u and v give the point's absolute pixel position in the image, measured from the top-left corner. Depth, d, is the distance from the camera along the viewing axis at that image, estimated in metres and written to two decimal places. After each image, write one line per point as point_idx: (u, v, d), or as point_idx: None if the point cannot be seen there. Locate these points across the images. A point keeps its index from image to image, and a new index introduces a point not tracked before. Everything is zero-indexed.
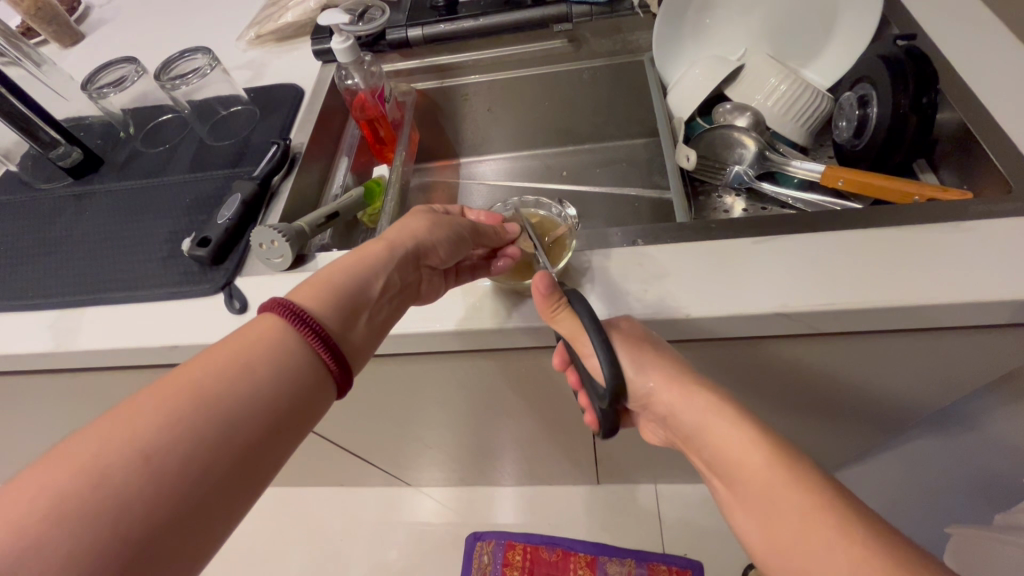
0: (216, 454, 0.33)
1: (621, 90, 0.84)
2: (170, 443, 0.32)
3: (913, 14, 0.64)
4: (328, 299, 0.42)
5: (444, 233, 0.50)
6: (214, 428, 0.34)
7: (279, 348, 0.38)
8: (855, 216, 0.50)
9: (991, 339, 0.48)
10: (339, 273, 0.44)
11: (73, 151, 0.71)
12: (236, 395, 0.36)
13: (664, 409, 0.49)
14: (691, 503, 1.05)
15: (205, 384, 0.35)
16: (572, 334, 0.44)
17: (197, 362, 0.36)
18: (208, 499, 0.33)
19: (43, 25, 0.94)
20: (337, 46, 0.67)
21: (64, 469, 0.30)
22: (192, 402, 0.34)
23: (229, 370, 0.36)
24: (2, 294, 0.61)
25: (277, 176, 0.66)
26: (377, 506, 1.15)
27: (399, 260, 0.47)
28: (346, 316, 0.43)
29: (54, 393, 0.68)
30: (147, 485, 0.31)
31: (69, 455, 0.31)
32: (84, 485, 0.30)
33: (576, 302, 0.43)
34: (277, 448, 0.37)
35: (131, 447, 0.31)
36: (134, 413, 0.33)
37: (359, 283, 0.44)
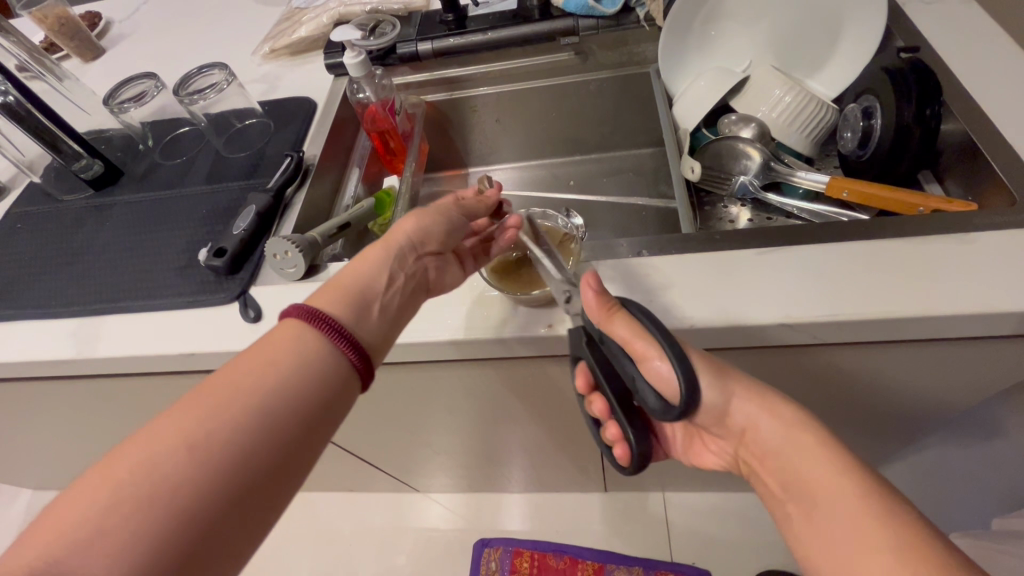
0: (254, 449, 0.36)
1: (627, 102, 0.85)
2: (210, 439, 0.35)
3: (917, 26, 0.65)
4: (341, 299, 0.44)
5: (437, 220, 0.51)
6: (252, 426, 0.36)
7: (307, 348, 0.40)
8: (860, 227, 0.50)
9: (997, 349, 0.48)
10: (347, 270, 0.46)
11: (94, 164, 0.73)
12: (270, 395, 0.38)
13: (743, 421, 0.46)
14: (699, 511, 1.05)
15: (239, 385, 0.37)
16: (625, 339, 0.43)
17: (232, 367, 0.38)
18: (249, 490, 0.35)
19: (65, 41, 0.98)
20: (349, 61, 0.69)
21: (120, 468, 0.33)
22: (229, 404, 0.36)
23: (258, 370, 0.38)
24: (28, 303, 0.63)
25: (291, 187, 0.67)
26: (385, 512, 1.16)
27: (404, 252, 0.49)
28: (359, 310, 0.44)
29: (74, 399, 0.70)
30: (194, 479, 0.33)
31: (124, 459, 0.34)
32: (137, 482, 0.32)
33: (631, 307, 0.44)
34: (310, 440, 0.39)
35: (179, 447, 0.34)
36: (179, 415, 0.35)
37: (366, 278, 0.46)
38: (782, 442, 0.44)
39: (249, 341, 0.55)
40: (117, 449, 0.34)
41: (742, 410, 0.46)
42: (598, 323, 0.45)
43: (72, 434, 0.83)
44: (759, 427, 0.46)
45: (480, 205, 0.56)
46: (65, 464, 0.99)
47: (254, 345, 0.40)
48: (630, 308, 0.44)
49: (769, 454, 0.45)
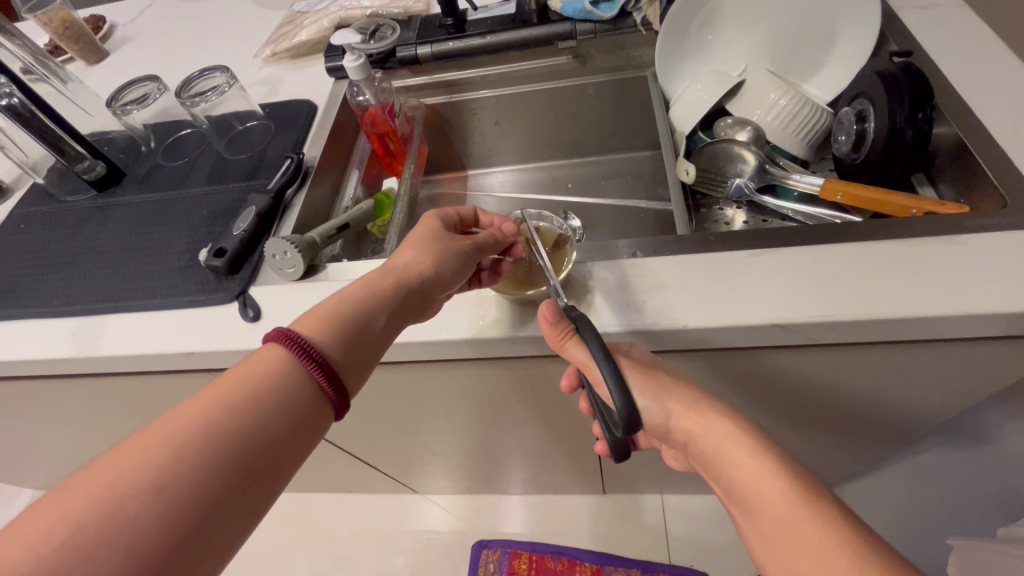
0: (222, 478, 0.34)
1: (625, 105, 0.86)
2: (177, 468, 0.33)
3: (911, 31, 0.66)
4: (331, 327, 0.43)
5: (445, 260, 0.50)
6: (221, 453, 0.35)
7: (283, 374, 0.39)
8: (852, 229, 0.50)
9: (987, 351, 0.49)
10: (346, 302, 0.45)
11: (97, 165, 0.74)
12: (241, 422, 0.36)
13: (681, 435, 0.49)
14: (697, 513, 1.05)
15: (208, 412, 0.36)
16: (583, 363, 0.46)
17: (204, 393, 0.37)
18: (218, 520, 0.33)
19: (69, 44, 0.99)
20: (349, 65, 0.70)
21: (74, 498, 0.31)
22: (198, 431, 0.35)
23: (228, 398, 0.37)
24: (30, 302, 0.64)
25: (291, 189, 0.68)
26: (384, 513, 1.16)
27: (408, 292, 0.48)
28: (349, 344, 0.43)
29: (75, 398, 0.70)
30: (156, 510, 0.31)
31: (80, 487, 0.31)
32: (95, 513, 0.30)
33: (581, 328, 0.44)
34: (284, 470, 0.37)
35: (142, 477, 0.32)
36: (144, 442, 0.34)
37: (366, 316, 0.45)
38: (715, 453, 0.47)
39: (249, 340, 0.56)
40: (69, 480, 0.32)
41: (679, 425, 0.49)
42: (556, 345, 0.47)
43: (73, 433, 0.83)
44: (695, 439, 0.48)
45: (498, 243, 0.54)
46: (66, 463, 1.00)
47: (228, 372, 0.39)
48: (578, 329, 0.45)
49: (712, 463, 0.48)
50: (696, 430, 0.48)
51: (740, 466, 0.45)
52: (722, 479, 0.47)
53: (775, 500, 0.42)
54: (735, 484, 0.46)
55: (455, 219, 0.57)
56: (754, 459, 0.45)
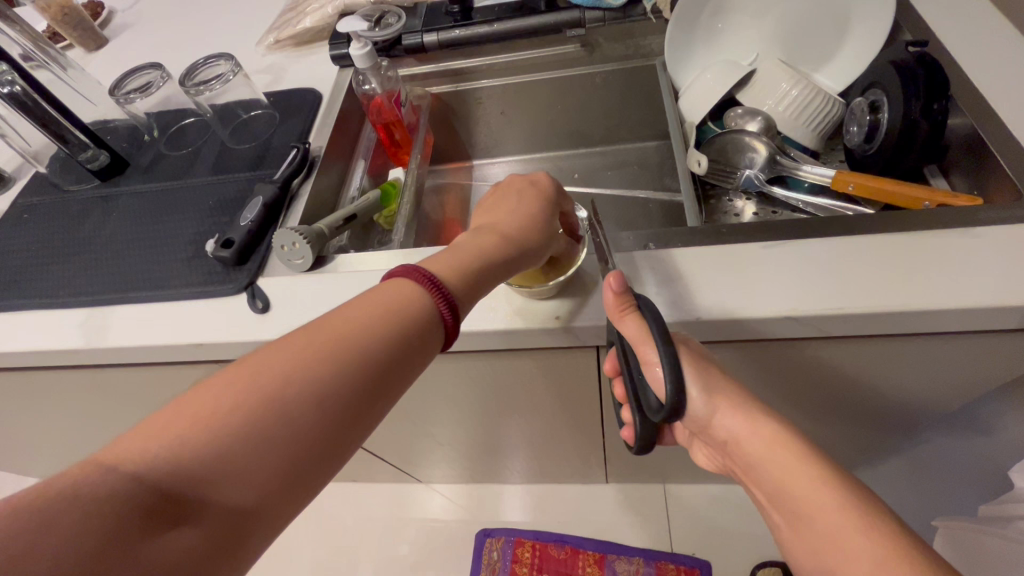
0: (354, 406, 0.34)
1: (633, 94, 0.85)
2: (317, 386, 0.33)
3: (925, 20, 0.65)
4: (451, 261, 0.42)
5: (541, 216, 0.50)
6: (357, 381, 0.35)
7: (414, 307, 0.39)
8: (865, 221, 0.50)
9: (998, 343, 0.49)
10: (465, 247, 0.45)
11: (100, 154, 0.73)
12: (376, 352, 0.36)
13: (723, 435, 0.49)
14: (699, 503, 1.05)
15: (340, 334, 0.35)
16: (637, 340, 0.44)
17: (346, 316, 0.37)
18: (348, 439, 0.34)
19: (68, 30, 0.98)
20: (355, 53, 0.69)
21: (226, 396, 0.31)
22: (340, 356, 0.35)
23: (371, 320, 0.37)
24: (36, 293, 0.63)
25: (297, 179, 0.68)
26: (388, 502, 1.17)
27: (510, 237, 0.47)
28: (468, 282, 0.42)
29: (81, 388, 0.70)
30: (300, 425, 0.32)
31: (235, 381, 0.32)
32: (246, 413, 0.31)
33: (643, 308, 0.44)
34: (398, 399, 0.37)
35: (288, 387, 0.33)
36: (292, 353, 0.34)
37: (490, 258, 0.44)
38: (760, 458, 0.46)
39: (258, 331, 0.56)
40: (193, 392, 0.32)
41: (724, 426, 0.48)
42: (614, 317, 0.47)
43: (80, 423, 0.84)
44: (738, 441, 0.47)
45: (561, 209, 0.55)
46: (71, 452, 1.00)
47: (364, 296, 0.39)
48: (642, 310, 0.44)
49: (751, 467, 0.48)
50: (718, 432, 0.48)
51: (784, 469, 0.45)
52: (764, 483, 0.47)
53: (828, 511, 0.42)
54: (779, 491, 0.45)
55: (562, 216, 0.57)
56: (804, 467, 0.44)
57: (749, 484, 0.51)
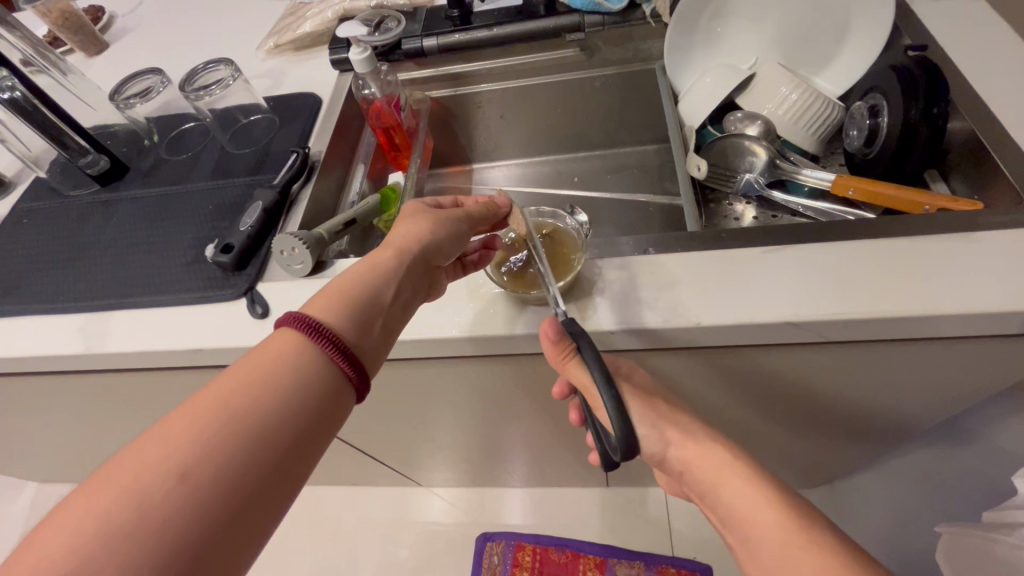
0: (248, 468, 0.34)
1: (633, 98, 0.85)
2: (199, 457, 0.33)
3: (924, 24, 0.65)
4: (343, 307, 0.43)
5: (444, 233, 0.51)
6: (244, 442, 0.35)
7: (298, 360, 0.39)
8: (866, 226, 0.50)
9: (1000, 349, 0.49)
10: (357, 283, 0.45)
11: (101, 159, 0.74)
12: (260, 409, 0.36)
13: (677, 463, 0.51)
14: (700, 507, 1.05)
15: (225, 396, 0.36)
16: (583, 383, 0.46)
17: (220, 383, 0.37)
18: (249, 500, 0.34)
19: (69, 35, 0.98)
20: (355, 57, 0.69)
21: (106, 492, 0.31)
22: (220, 421, 0.35)
23: (244, 384, 0.37)
24: (35, 298, 0.63)
25: (297, 184, 0.68)
26: (388, 506, 1.16)
27: (406, 269, 0.48)
28: (359, 324, 0.43)
29: (80, 394, 0.70)
30: (187, 498, 0.32)
31: (110, 475, 0.32)
32: (129, 503, 0.31)
33: (582, 348, 0.44)
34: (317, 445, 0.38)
35: (173, 466, 0.32)
36: (169, 431, 0.34)
37: (374, 292, 0.45)
38: (710, 480, 0.48)
39: (257, 336, 0.56)
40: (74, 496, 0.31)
41: (675, 453, 0.50)
42: (558, 365, 0.47)
43: (79, 428, 0.84)
44: (690, 467, 0.50)
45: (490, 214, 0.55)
46: (71, 456, 1.00)
47: (243, 360, 0.39)
48: (579, 352, 0.45)
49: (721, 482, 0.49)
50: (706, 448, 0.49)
51: (735, 491, 0.46)
52: (718, 507, 0.48)
53: (770, 527, 0.43)
54: (731, 513, 0.46)
55: (435, 206, 0.55)
56: (748, 486, 0.46)
57: (708, 512, 0.52)
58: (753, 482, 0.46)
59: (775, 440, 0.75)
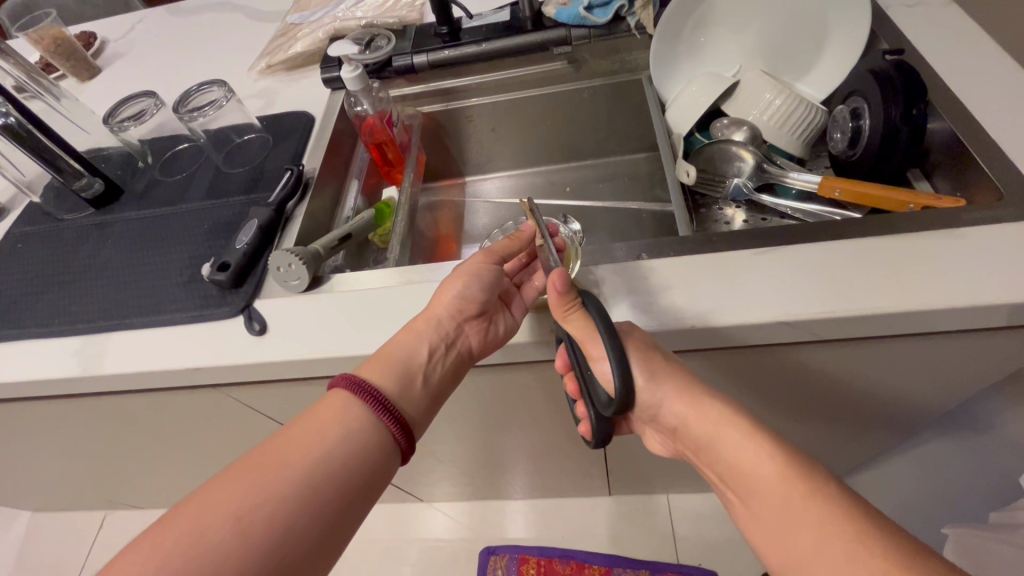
0: (295, 518, 0.40)
1: (620, 108, 0.87)
2: (255, 506, 0.39)
3: (901, 30, 0.67)
4: (383, 367, 0.49)
5: (471, 281, 0.52)
6: (293, 494, 0.40)
7: (348, 418, 0.45)
8: (852, 225, 0.51)
9: (983, 341, 0.50)
10: (393, 345, 0.50)
11: (95, 182, 0.74)
12: (311, 465, 0.42)
13: (672, 418, 0.49)
14: (704, 512, 1.05)
15: (290, 448, 0.43)
16: (581, 337, 0.45)
17: (284, 438, 0.44)
18: (296, 547, 0.39)
19: (61, 61, 0.99)
20: (346, 75, 0.70)
21: (181, 524, 0.38)
22: (277, 474, 0.41)
23: (304, 440, 0.43)
24: (30, 322, 0.63)
25: (292, 201, 0.68)
26: (389, 523, 1.15)
27: (440, 324, 0.51)
28: (400, 385, 0.49)
29: (77, 418, 0.70)
30: (241, 542, 0.37)
31: (187, 510, 0.39)
32: (194, 539, 0.37)
33: (587, 302, 0.45)
34: (382, 474, 0.46)
35: (231, 511, 0.38)
36: (238, 477, 0.41)
37: (408, 352, 0.50)
38: (708, 437, 0.48)
39: (254, 354, 0.56)
40: (155, 526, 0.38)
41: (671, 409, 0.49)
42: (559, 316, 0.48)
43: (76, 453, 0.83)
44: (686, 422, 0.49)
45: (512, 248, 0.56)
46: (67, 483, 0.99)
47: (303, 416, 0.46)
48: (585, 303, 0.45)
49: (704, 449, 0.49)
50: (694, 423, 0.48)
51: (735, 448, 0.46)
52: (715, 462, 0.48)
53: (772, 482, 0.43)
54: (731, 469, 0.46)
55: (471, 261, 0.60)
56: (746, 438, 0.45)
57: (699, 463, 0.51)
58: (752, 437, 0.45)
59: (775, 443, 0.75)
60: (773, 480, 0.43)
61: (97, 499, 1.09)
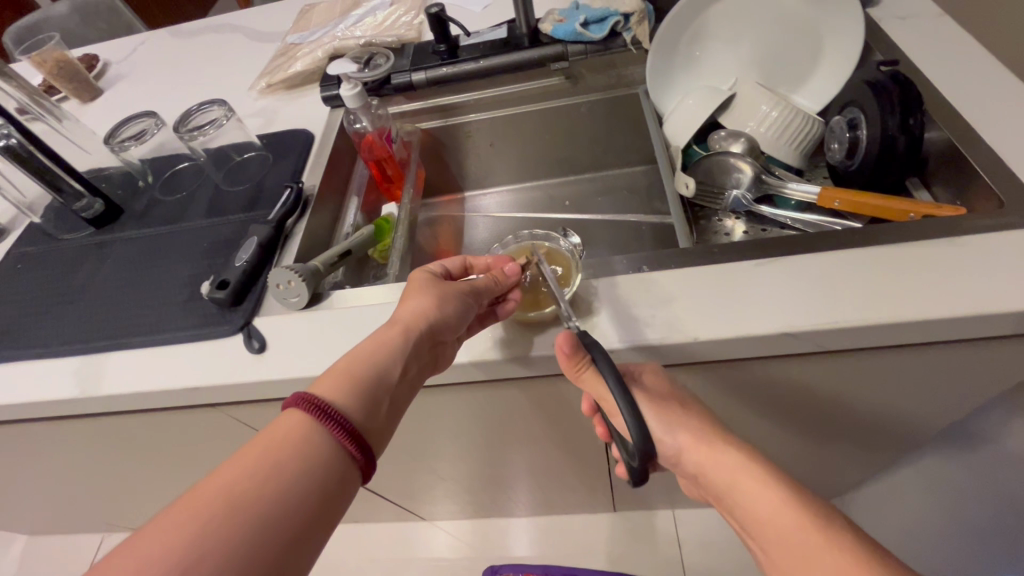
0: (250, 559, 0.34)
1: (618, 121, 0.87)
2: (199, 550, 0.33)
3: (896, 42, 0.67)
4: (350, 386, 0.43)
5: (452, 306, 0.49)
6: (248, 530, 0.34)
7: (306, 442, 0.39)
8: (854, 234, 0.51)
9: (991, 351, 0.49)
10: (360, 360, 0.45)
11: (95, 203, 0.74)
12: (271, 493, 0.36)
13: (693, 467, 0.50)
14: (711, 528, 1.03)
15: (240, 479, 0.36)
16: (600, 394, 0.45)
17: (233, 465, 0.37)
18: None
19: (64, 83, 1.00)
20: (345, 93, 0.71)
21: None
22: (227, 507, 0.35)
23: (260, 467, 0.37)
24: (29, 343, 0.63)
25: (291, 218, 0.68)
26: (390, 543, 1.13)
27: (413, 343, 0.47)
28: (367, 405, 0.43)
29: (74, 440, 0.69)
30: None
31: (121, 559, 0.32)
32: None
33: (598, 361, 0.43)
34: (336, 498, 0.39)
35: (176, 557, 0.32)
36: (179, 516, 0.34)
37: (379, 370, 0.45)
38: (726, 488, 0.47)
39: (253, 372, 0.55)
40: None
41: (711, 453, 0.49)
42: (573, 375, 0.46)
43: (73, 475, 0.82)
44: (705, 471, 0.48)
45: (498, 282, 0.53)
46: (62, 504, 0.98)
47: (256, 438, 0.39)
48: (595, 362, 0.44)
49: (727, 499, 0.48)
50: (713, 470, 0.48)
51: (756, 500, 0.45)
52: (735, 510, 0.47)
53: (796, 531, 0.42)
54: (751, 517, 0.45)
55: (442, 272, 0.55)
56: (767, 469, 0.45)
57: (727, 515, 0.50)
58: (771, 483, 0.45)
59: (783, 457, 0.74)
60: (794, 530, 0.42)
61: (94, 521, 1.07)
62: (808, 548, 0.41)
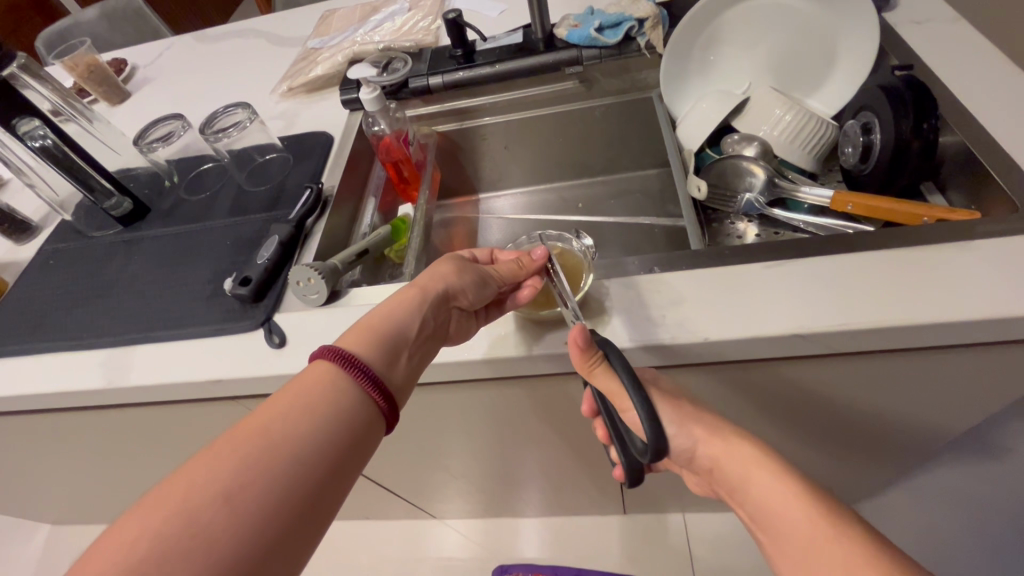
0: (286, 495, 0.35)
1: (631, 125, 0.88)
2: (237, 485, 0.34)
3: (912, 47, 0.67)
4: (371, 341, 0.44)
5: (471, 276, 0.51)
6: (283, 470, 0.36)
7: (334, 390, 0.40)
8: (865, 238, 0.51)
9: (1004, 356, 0.49)
10: (382, 316, 0.46)
11: (124, 202, 0.77)
12: (302, 436, 0.38)
13: (708, 459, 0.51)
14: (722, 532, 1.02)
15: (272, 423, 0.38)
16: (611, 390, 0.46)
17: (265, 411, 0.38)
18: (292, 525, 0.35)
19: (95, 86, 1.04)
20: (365, 96, 0.73)
21: (154, 513, 0.33)
22: (262, 448, 0.36)
23: (291, 412, 0.38)
24: (61, 334, 0.65)
25: (311, 218, 0.70)
26: (402, 539, 1.15)
27: (430, 305, 0.48)
28: (387, 356, 0.44)
29: (100, 430, 0.71)
30: (228, 527, 0.33)
31: (158, 499, 0.33)
32: (174, 528, 0.32)
33: (610, 355, 0.45)
34: (362, 443, 0.40)
35: (215, 493, 0.34)
36: (214, 458, 0.35)
37: (397, 325, 0.46)
38: (739, 477, 0.48)
39: (273, 366, 0.57)
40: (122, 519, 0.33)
41: (719, 452, 0.49)
42: (585, 372, 0.47)
43: (99, 464, 0.85)
44: (720, 463, 0.49)
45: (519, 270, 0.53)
46: (87, 494, 1.01)
47: (286, 388, 0.40)
48: (608, 358, 0.45)
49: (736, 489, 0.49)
50: (728, 462, 0.49)
51: (768, 486, 0.46)
52: (747, 501, 0.48)
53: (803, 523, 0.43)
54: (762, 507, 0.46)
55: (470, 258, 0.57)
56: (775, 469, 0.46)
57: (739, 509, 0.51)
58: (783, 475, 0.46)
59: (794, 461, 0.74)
60: (803, 520, 0.43)
61: (115, 511, 1.10)
62: (814, 536, 0.42)
